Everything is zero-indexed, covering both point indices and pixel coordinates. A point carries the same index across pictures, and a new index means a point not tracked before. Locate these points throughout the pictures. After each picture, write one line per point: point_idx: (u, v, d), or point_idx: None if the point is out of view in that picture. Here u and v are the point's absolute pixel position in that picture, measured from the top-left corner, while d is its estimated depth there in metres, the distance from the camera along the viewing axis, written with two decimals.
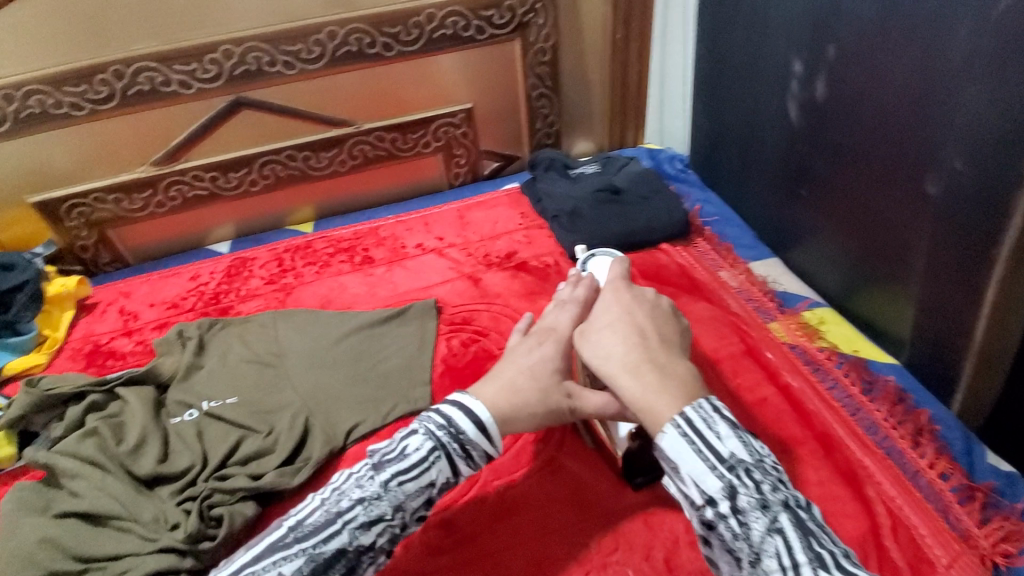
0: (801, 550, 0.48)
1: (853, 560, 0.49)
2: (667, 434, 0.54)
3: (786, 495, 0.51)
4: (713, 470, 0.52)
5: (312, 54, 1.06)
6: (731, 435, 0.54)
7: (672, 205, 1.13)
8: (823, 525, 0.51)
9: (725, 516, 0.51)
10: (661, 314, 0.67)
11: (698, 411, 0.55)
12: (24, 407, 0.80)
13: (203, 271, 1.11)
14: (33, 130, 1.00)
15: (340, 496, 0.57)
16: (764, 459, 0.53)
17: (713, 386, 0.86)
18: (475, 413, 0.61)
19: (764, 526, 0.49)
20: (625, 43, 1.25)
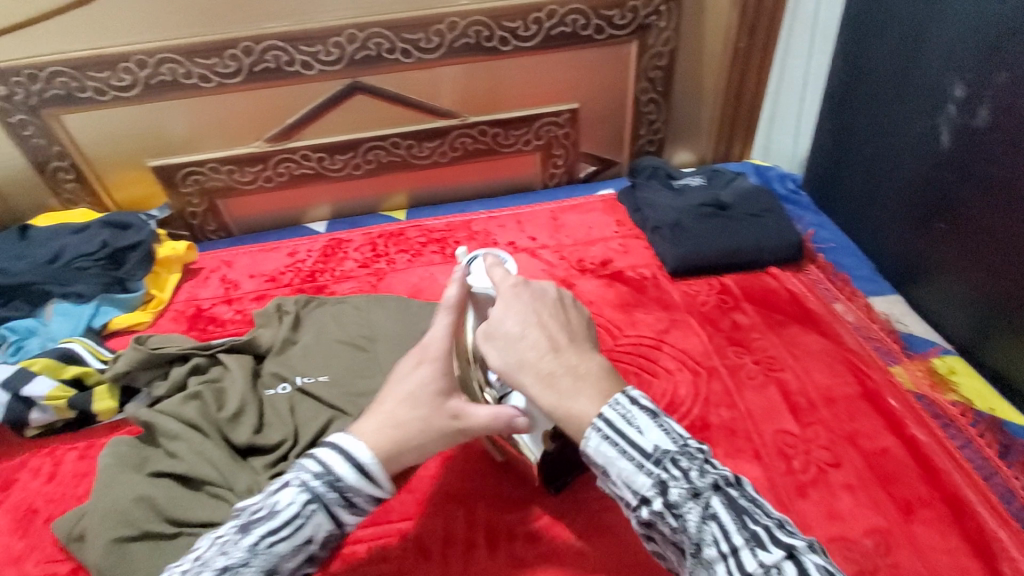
0: (738, 534, 0.43)
1: (789, 530, 0.45)
2: (589, 439, 0.50)
3: (715, 475, 0.47)
4: (641, 468, 0.48)
5: (430, 44, 1.06)
6: (652, 426, 0.49)
7: (786, 226, 1.05)
8: (758, 500, 0.47)
9: (661, 513, 0.46)
10: (560, 305, 0.60)
11: (617, 409, 0.50)
12: (132, 362, 0.79)
13: (301, 248, 1.13)
14: (160, 96, 1.04)
15: (202, 568, 0.48)
16: (688, 443, 0.49)
17: (826, 427, 0.78)
18: (359, 459, 0.52)
19: (699, 516, 0.45)
20: (747, 53, 1.18)
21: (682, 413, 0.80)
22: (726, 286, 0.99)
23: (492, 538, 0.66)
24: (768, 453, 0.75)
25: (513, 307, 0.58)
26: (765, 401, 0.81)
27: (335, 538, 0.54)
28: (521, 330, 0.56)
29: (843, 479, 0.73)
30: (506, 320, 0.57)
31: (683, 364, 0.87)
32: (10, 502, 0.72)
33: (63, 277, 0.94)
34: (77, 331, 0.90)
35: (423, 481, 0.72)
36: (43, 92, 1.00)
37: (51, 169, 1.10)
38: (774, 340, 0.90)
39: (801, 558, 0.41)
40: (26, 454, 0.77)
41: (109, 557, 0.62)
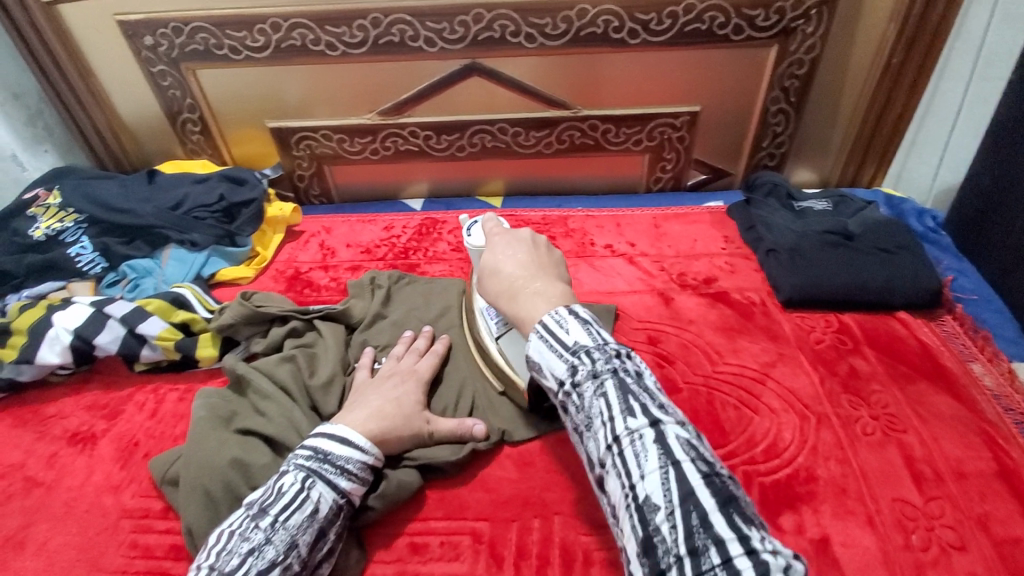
0: (619, 408, 0.49)
1: (666, 410, 0.50)
2: (532, 342, 0.57)
3: (617, 364, 0.52)
4: (561, 356, 0.54)
5: (557, 30, 1.02)
6: (579, 329, 0.55)
7: (924, 269, 0.95)
8: (654, 392, 0.52)
9: (567, 393, 0.53)
10: (538, 246, 0.70)
11: (554, 317, 0.57)
12: (236, 315, 0.82)
13: (397, 223, 1.13)
14: (287, 61, 1.06)
15: (228, 556, 0.54)
16: (608, 344, 0.54)
17: (952, 503, 0.69)
18: (346, 436, 0.64)
19: (594, 393, 0.51)
20: (900, 69, 1.04)
21: (783, 459, 0.74)
22: (845, 325, 0.91)
23: (568, 557, 0.64)
24: (883, 521, 0.68)
25: (497, 250, 0.70)
26: (880, 462, 0.73)
27: (343, 509, 0.62)
28: (501, 261, 0.68)
29: (969, 568, 0.64)
30: (488, 258, 0.70)
31: (788, 404, 0.80)
32: (115, 431, 0.76)
33: (183, 224, 0.98)
34: (189, 277, 0.95)
35: (501, 484, 0.71)
36: (184, 46, 1.05)
37: (181, 120, 1.16)
38: (897, 395, 0.82)
39: (661, 429, 0.48)
40: (132, 388, 0.82)
41: (197, 505, 0.63)
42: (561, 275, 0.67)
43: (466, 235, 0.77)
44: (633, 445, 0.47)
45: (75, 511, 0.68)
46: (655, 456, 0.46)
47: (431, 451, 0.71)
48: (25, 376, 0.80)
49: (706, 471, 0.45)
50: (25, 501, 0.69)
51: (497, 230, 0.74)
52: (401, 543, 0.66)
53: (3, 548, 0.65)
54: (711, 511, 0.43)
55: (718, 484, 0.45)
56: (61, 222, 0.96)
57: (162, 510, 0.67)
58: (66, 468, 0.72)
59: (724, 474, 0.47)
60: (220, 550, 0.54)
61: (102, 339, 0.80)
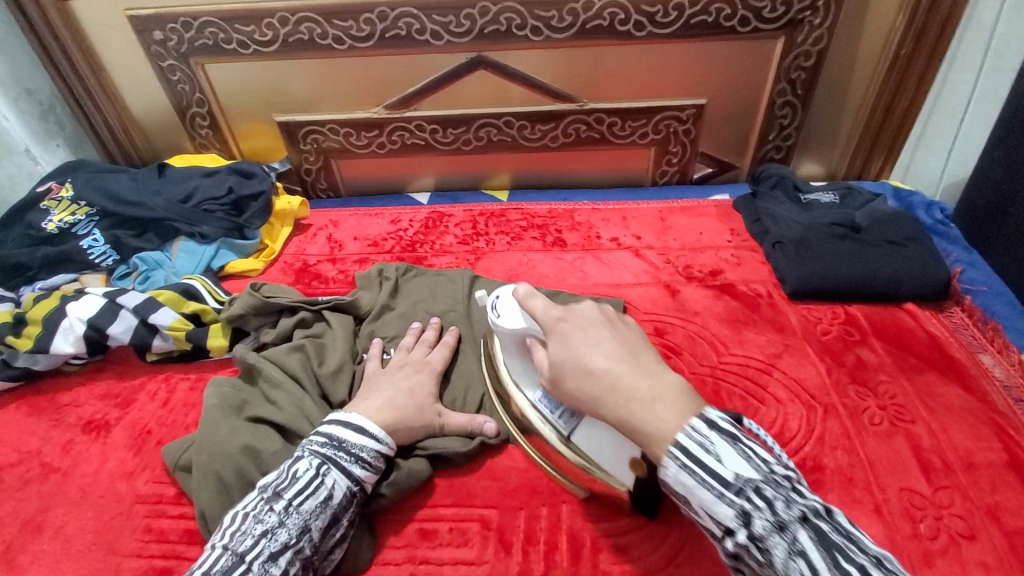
0: (825, 565, 0.45)
1: (879, 563, 0.45)
2: (668, 468, 0.51)
3: (798, 504, 0.48)
4: (721, 497, 0.49)
5: (563, 23, 1.03)
6: (734, 454, 0.50)
7: (931, 261, 0.94)
8: (851, 532, 0.48)
9: (744, 544, 0.48)
10: (614, 324, 0.62)
11: (694, 436, 0.51)
12: (246, 306, 0.83)
13: (403, 217, 1.14)
14: (294, 55, 1.07)
15: (242, 537, 0.55)
16: (774, 472, 0.50)
17: (961, 493, 0.69)
18: (362, 425, 0.65)
19: (785, 549, 0.46)
20: (908, 60, 1.04)
21: (791, 449, 0.74)
22: (853, 317, 0.91)
23: (576, 544, 0.65)
24: (891, 510, 0.68)
25: (572, 340, 0.60)
26: (888, 451, 0.74)
27: (357, 496, 0.63)
28: (587, 355, 0.58)
29: (978, 557, 0.64)
30: (571, 352, 0.59)
31: (795, 395, 0.80)
32: (128, 419, 0.77)
33: (193, 217, 1.00)
34: (199, 270, 0.96)
35: (509, 472, 0.72)
36: (192, 40, 1.06)
37: (191, 115, 1.17)
38: (905, 386, 0.82)
39: None
40: (144, 378, 0.83)
41: (210, 491, 0.64)
42: (651, 353, 0.59)
43: (494, 317, 0.69)
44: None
45: (90, 496, 0.69)
46: None
47: (441, 442, 0.72)
48: (40, 366, 0.81)
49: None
50: (41, 487, 0.70)
51: (556, 310, 0.63)
52: (410, 530, 0.67)
53: (20, 532, 0.66)
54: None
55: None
56: (74, 215, 0.97)
57: (175, 496, 0.68)
58: (81, 454, 0.73)
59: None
60: (234, 531, 0.56)
61: (114, 329, 0.81)
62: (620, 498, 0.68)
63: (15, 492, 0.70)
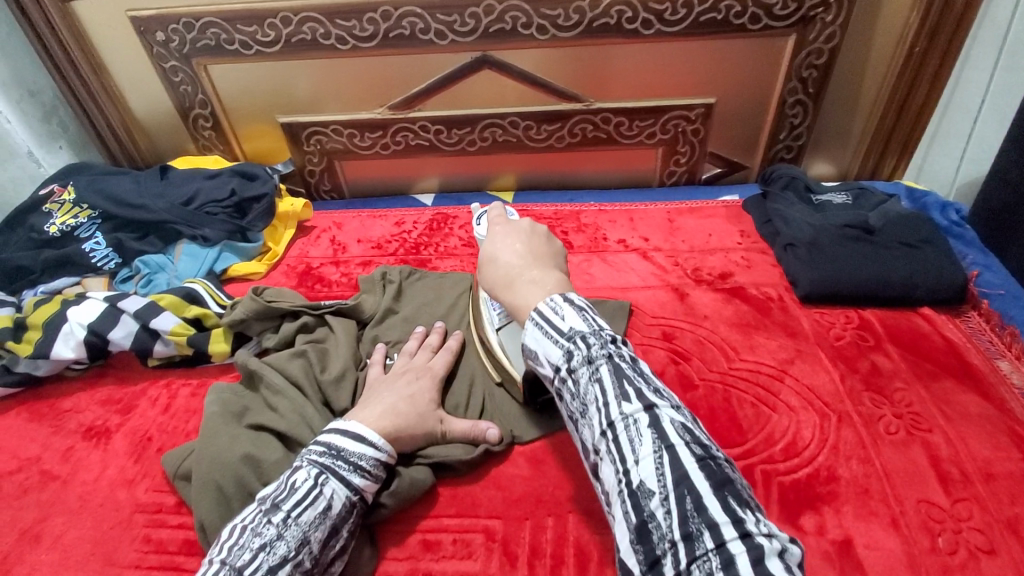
0: (614, 394, 0.48)
1: (659, 392, 0.49)
2: (528, 329, 0.56)
3: (612, 349, 0.51)
4: (555, 343, 0.53)
5: (569, 21, 1.01)
6: (576, 317, 0.53)
7: (948, 263, 0.92)
8: (650, 377, 0.51)
9: (563, 378, 0.52)
10: (537, 236, 0.68)
11: (550, 305, 0.55)
12: (248, 310, 0.81)
13: (407, 219, 1.13)
14: (297, 55, 1.06)
15: (240, 551, 0.54)
16: (604, 331, 0.52)
17: (981, 506, 0.67)
18: (360, 432, 0.64)
19: (588, 378, 0.50)
20: (923, 58, 1.02)
21: (803, 458, 0.72)
22: (867, 321, 0.89)
23: (582, 556, 0.63)
24: (908, 523, 0.66)
25: (496, 239, 0.68)
26: (904, 461, 0.71)
27: (357, 507, 0.62)
28: (499, 251, 0.66)
29: (1000, 573, 0.62)
30: (488, 248, 0.68)
31: (807, 402, 0.78)
32: (129, 426, 0.76)
33: (195, 219, 0.99)
34: (201, 273, 0.95)
35: (514, 481, 0.70)
36: (195, 41, 1.05)
37: (193, 116, 1.16)
38: (922, 393, 0.79)
39: (656, 414, 0.47)
40: (145, 383, 0.82)
41: (210, 501, 0.63)
42: (558, 264, 0.65)
43: (477, 225, 0.79)
44: (628, 429, 0.46)
45: (90, 505, 0.68)
46: (649, 441, 0.46)
47: (444, 450, 0.71)
48: (41, 371, 0.80)
49: (699, 453, 0.45)
50: (41, 495, 0.69)
51: (497, 219, 0.72)
52: (413, 541, 0.66)
53: (18, 542, 0.65)
54: (705, 494, 0.43)
55: (711, 466, 0.45)
56: (76, 218, 0.97)
57: (175, 505, 0.67)
58: (81, 462, 0.73)
59: (719, 457, 0.46)
60: (232, 545, 0.54)
61: (116, 334, 0.80)
62: None
63: (14, 501, 0.69)
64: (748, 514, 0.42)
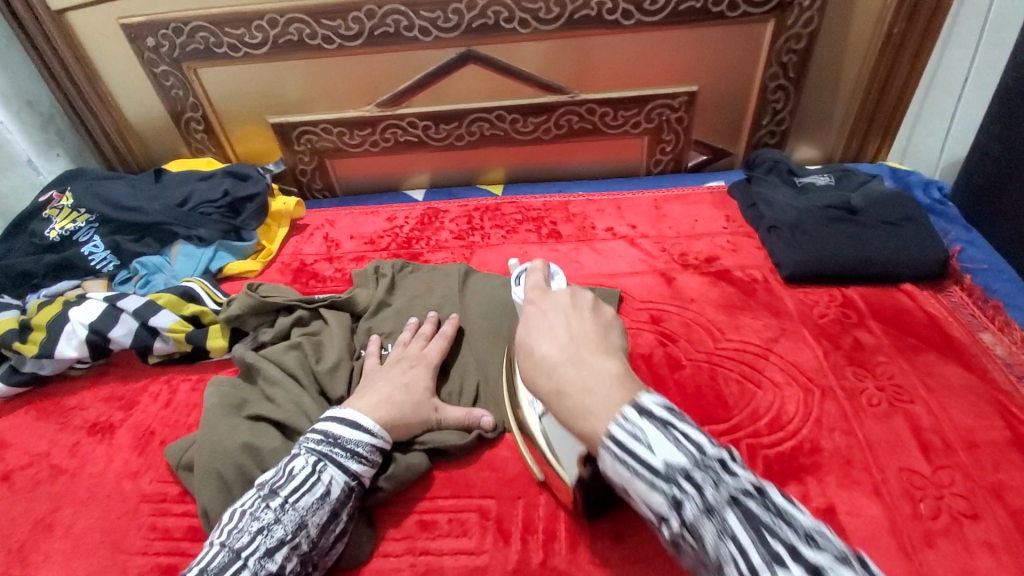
0: (760, 555, 0.35)
1: (818, 541, 0.36)
2: (605, 461, 0.42)
3: (729, 485, 0.38)
4: (651, 487, 0.39)
5: (550, 14, 1.03)
6: (664, 440, 0.40)
7: (929, 240, 0.94)
8: (791, 510, 0.37)
9: (676, 533, 0.38)
10: (580, 311, 0.52)
11: (624, 424, 0.41)
12: (244, 306, 0.84)
13: (399, 214, 1.15)
14: (285, 56, 1.08)
15: (239, 535, 0.56)
16: (705, 454, 0.39)
17: (963, 473, 0.69)
18: (357, 420, 0.66)
19: (716, 536, 0.36)
20: (901, 39, 1.03)
21: (788, 431, 0.74)
22: (850, 299, 0.91)
23: (574, 531, 0.65)
24: (890, 491, 0.68)
25: (531, 324, 0.53)
26: (887, 432, 0.73)
27: (355, 491, 0.64)
28: (538, 338, 0.51)
29: (981, 536, 0.64)
30: (521, 335, 0.52)
31: (792, 378, 0.80)
32: (132, 421, 0.79)
33: (190, 220, 1.01)
34: (197, 272, 0.97)
35: (507, 462, 0.72)
36: (184, 45, 1.07)
37: (186, 119, 1.18)
38: (904, 366, 0.81)
39: None
40: (147, 380, 0.84)
41: (212, 488, 0.65)
42: (614, 349, 0.49)
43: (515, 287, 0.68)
44: None
45: (97, 497, 0.70)
46: None
47: (440, 436, 0.72)
48: (47, 370, 0.82)
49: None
50: (50, 488, 0.72)
51: (533, 295, 0.57)
52: (410, 522, 0.68)
53: (31, 532, 0.67)
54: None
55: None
56: (74, 222, 0.99)
57: (179, 494, 0.69)
58: (87, 456, 0.75)
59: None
60: (232, 529, 0.57)
61: (116, 332, 0.82)
62: None
63: (24, 495, 0.71)
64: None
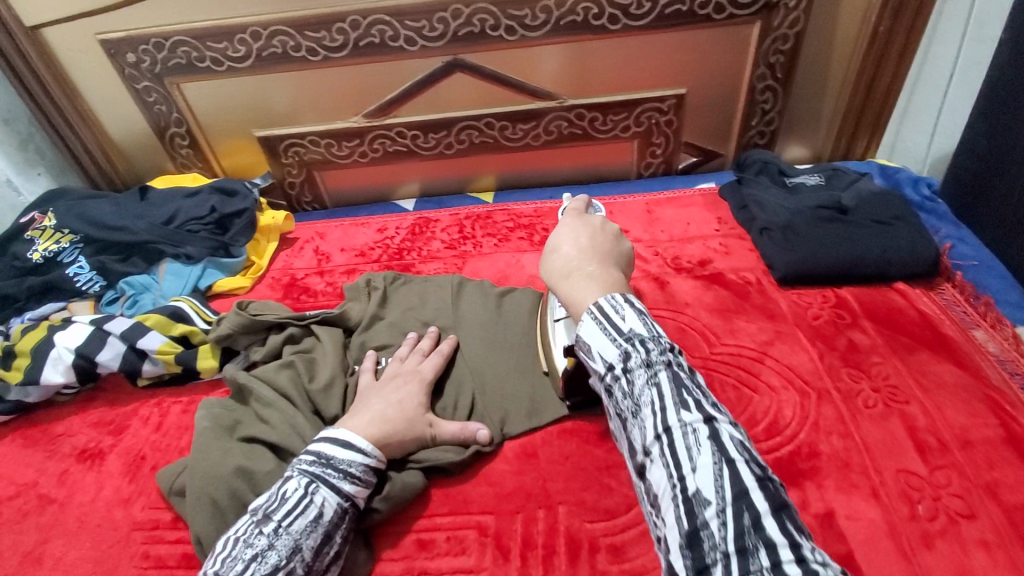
0: (672, 400, 0.46)
1: (721, 412, 0.47)
2: (583, 324, 0.54)
3: (671, 357, 0.49)
4: (612, 341, 0.51)
5: (536, 21, 1.02)
6: (635, 318, 0.51)
7: (919, 238, 0.94)
8: (707, 391, 0.49)
9: (615, 377, 0.50)
10: (606, 234, 0.66)
11: (611, 301, 0.53)
12: (233, 325, 0.82)
13: (390, 225, 1.14)
14: (269, 69, 1.06)
15: (233, 562, 0.55)
16: (662, 336, 0.50)
17: (958, 472, 0.69)
18: (347, 439, 0.65)
19: (645, 381, 0.48)
20: (887, 37, 1.04)
21: (785, 436, 0.73)
22: (843, 299, 0.91)
23: (573, 544, 0.65)
24: (888, 493, 0.68)
25: (562, 229, 0.67)
26: (883, 433, 0.73)
27: (349, 512, 0.63)
28: (566, 239, 0.65)
29: (977, 535, 0.64)
30: (551, 238, 0.67)
31: (787, 381, 0.80)
32: (123, 446, 0.77)
33: (177, 238, 1.00)
34: (186, 290, 0.96)
35: (504, 476, 0.72)
36: (166, 60, 1.06)
37: (170, 135, 1.17)
38: (898, 366, 0.81)
39: (716, 428, 0.44)
40: (137, 403, 0.83)
41: (205, 514, 0.64)
42: (619, 266, 0.63)
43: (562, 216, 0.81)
44: (685, 438, 0.44)
45: (88, 525, 0.69)
46: (708, 454, 0.43)
47: (436, 453, 0.72)
48: (32, 398, 0.81)
49: (760, 475, 0.42)
50: (39, 518, 0.70)
51: (571, 213, 0.71)
52: (407, 540, 0.67)
53: (21, 564, 0.66)
54: (765, 515, 0.40)
55: (772, 490, 0.42)
56: (58, 243, 0.97)
57: (171, 521, 0.68)
58: (76, 484, 0.73)
59: (777, 483, 0.43)
60: (225, 557, 0.55)
61: (103, 356, 0.81)
62: (618, 496, 0.68)
63: (13, 525, 0.70)
64: (804, 540, 0.39)
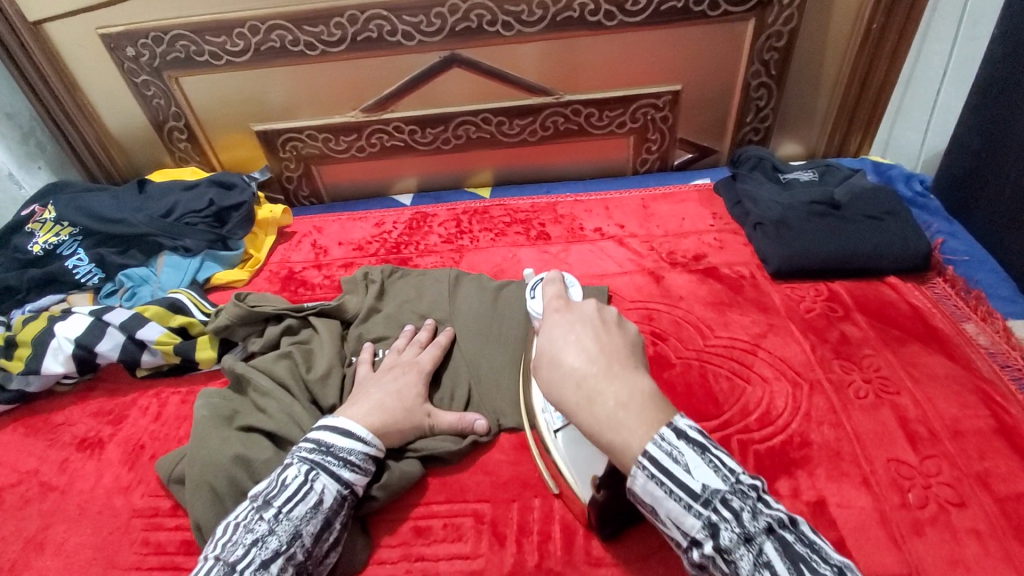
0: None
1: (839, 570, 0.43)
2: (636, 478, 0.46)
3: (762, 512, 0.45)
4: (688, 509, 0.45)
5: (533, 17, 1.03)
6: (699, 463, 0.46)
7: (911, 233, 0.95)
8: (811, 540, 0.45)
9: (712, 556, 0.44)
10: (607, 324, 0.56)
11: (662, 445, 0.46)
12: (232, 317, 0.83)
13: (387, 219, 1.14)
14: (267, 63, 1.07)
15: (233, 547, 0.56)
16: (740, 480, 0.46)
17: (948, 461, 0.70)
18: (346, 428, 0.66)
19: (751, 561, 0.43)
20: (880, 35, 1.05)
21: (778, 426, 0.75)
22: (836, 293, 0.92)
23: (569, 531, 0.66)
24: (879, 481, 0.69)
25: (555, 334, 0.55)
26: (874, 423, 0.74)
27: (348, 500, 0.64)
28: (566, 346, 0.53)
29: (966, 521, 0.65)
30: (546, 346, 0.55)
31: (780, 373, 0.81)
32: (122, 435, 0.78)
33: (175, 231, 1.00)
34: (185, 283, 0.96)
35: (501, 465, 0.73)
36: (164, 54, 1.06)
37: (168, 129, 1.17)
38: (889, 358, 0.83)
39: None
40: (136, 393, 0.83)
41: (205, 501, 0.65)
42: (640, 365, 0.53)
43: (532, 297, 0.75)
44: None
45: (88, 512, 0.69)
46: None
47: (433, 442, 0.73)
48: (33, 387, 0.81)
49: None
50: (40, 505, 0.71)
51: (553, 305, 0.60)
52: (405, 528, 0.68)
53: (22, 551, 0.66)
54: None
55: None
56: (57, 235, 0.97)
57: (171, 508, 0.69)
58: (76, 472, 0.74)
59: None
60: (226, 542, 0.56)
61: (103, 347, 0.81)
62: None
63: (14, 513, 0.70)
64: None
